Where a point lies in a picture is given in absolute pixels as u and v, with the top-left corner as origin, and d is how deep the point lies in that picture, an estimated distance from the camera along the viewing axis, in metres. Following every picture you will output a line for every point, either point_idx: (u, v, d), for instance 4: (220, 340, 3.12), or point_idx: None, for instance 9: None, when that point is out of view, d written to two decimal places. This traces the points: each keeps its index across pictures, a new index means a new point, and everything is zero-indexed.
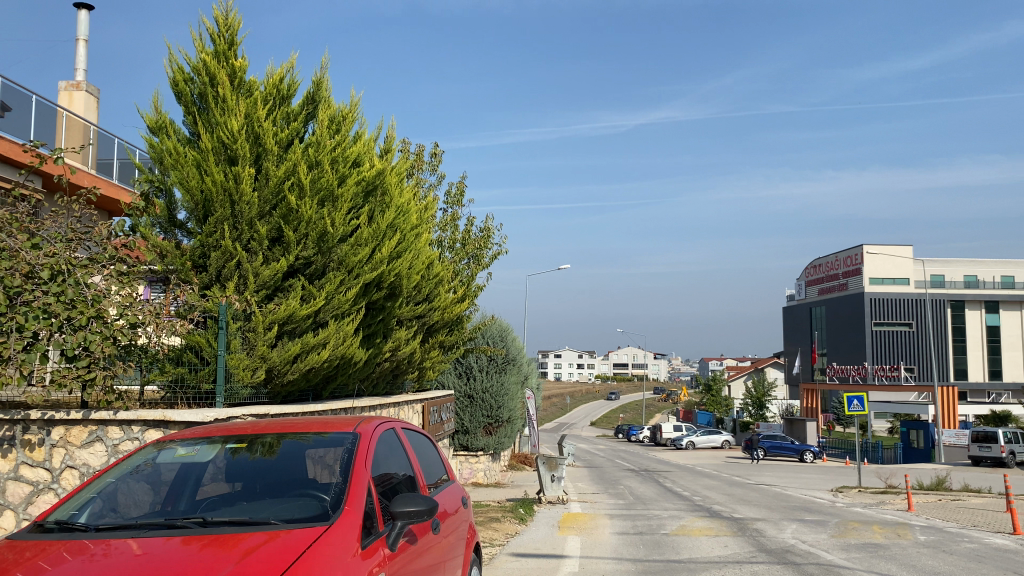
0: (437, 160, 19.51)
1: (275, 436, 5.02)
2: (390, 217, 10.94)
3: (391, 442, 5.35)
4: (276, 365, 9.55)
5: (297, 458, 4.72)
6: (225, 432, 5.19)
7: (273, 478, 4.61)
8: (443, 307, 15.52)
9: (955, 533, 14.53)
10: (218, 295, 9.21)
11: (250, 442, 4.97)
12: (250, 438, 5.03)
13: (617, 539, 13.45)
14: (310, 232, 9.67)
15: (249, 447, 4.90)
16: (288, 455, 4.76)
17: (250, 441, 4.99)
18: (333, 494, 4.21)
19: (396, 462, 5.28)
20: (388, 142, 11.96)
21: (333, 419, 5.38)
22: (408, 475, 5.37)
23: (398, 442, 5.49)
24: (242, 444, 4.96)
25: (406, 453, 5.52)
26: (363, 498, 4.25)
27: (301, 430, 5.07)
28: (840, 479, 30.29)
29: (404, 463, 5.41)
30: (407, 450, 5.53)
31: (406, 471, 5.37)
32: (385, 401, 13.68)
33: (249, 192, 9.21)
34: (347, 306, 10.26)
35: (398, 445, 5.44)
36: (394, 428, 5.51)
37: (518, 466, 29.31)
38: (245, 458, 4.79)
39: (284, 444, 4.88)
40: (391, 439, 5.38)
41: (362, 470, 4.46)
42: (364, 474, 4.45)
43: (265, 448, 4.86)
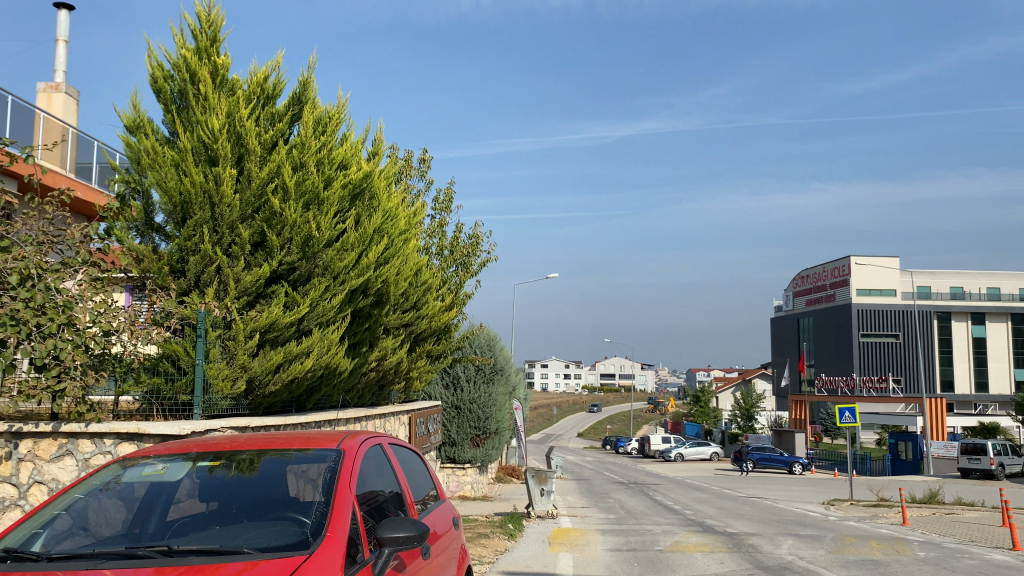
0: (426, 166, 19.18)
1: (252, 451, 4.62)
2: (377, 222, 10.57)
3: (378, 458, 4.97)
4: (257, 375, 9.14)
5: (275, 475, 4.32)
6: (197, 447, 4.78)
7: (248, 497, 4.20)
8: (431, 316, 15.14)
9: (954, 548, 14.26)
10: (197, 301, 8.79)
11: (224, 457, 4.57)
12: (225, 453, 4.62)
13: (610, 556, 13.05)
14: (294, 236, 9.26)
15: (223, 463, 4.50)
16: (266, 472, 4.36)
17: (225, 456, 4.58)
18: (314, 519, 3.81)
19: (383, 480, 4.89)
20: (375, 144, 11.60)
21: (316, 433, 4.98)
22: (395, 494, 4.99)
23: (386, 457, 5.11)
24: (216, 460, 4.55)
25: (394, 469, 5.14)
26: (348, 522, 3.85)
27: (280, 446, 4.67)
28: (832, 492, 30.04)
29: (391, 481, 5.02)
30: (395, 467, 5.15)
31: (393, 490, 4.98)
32: (370, 413, 13.27)
33: (230, 194, 8.82)
34: (332, 313, 9.88)
35: (385, 461, 5.06)
36: (381, 443, 5.13)
37: (506, 478, 28.88)
38: (218, 474, 4.38)
39: (261, 461, 4.49)
40: (378, 454, 4.99)
41: (346, 491, 4.07)
42: (349, 495, 4.06)
43: (240, 464, 4.45)
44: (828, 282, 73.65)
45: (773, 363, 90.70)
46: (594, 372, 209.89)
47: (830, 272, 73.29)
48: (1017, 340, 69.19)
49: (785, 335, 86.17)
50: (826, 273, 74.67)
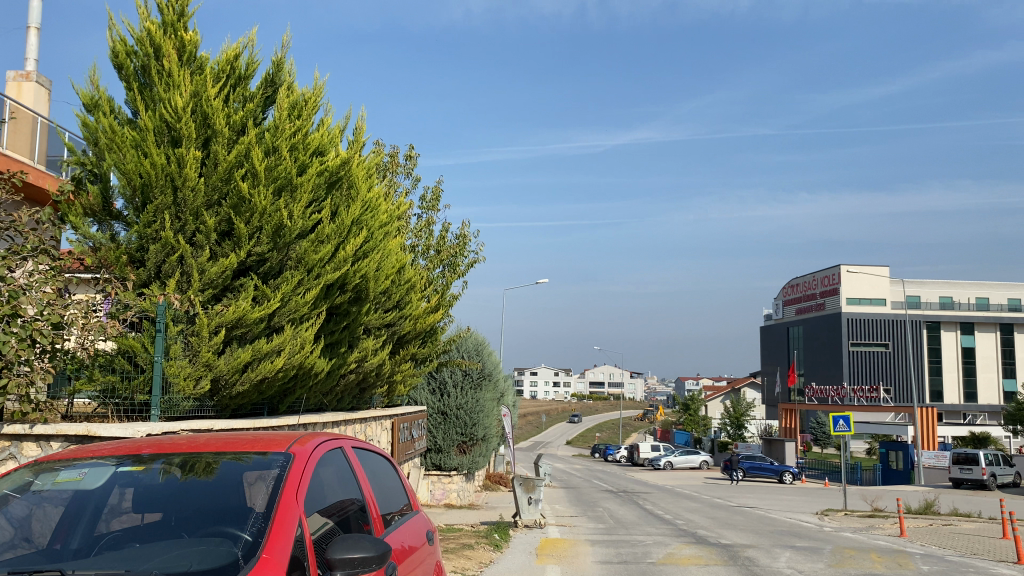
0: (413, 163, 18.50)
1: (190, 453, 3.95)
2: (355, 212, 9.88)
3: (339, 464, 4.30)
4: (223, 374, 8.48)
5: (214, 482, 3.64)
6: (128, 448, 4.10)
7: (180, 506, 3.53)
8: (414, 316, 14.46)
9: (958, 562, 13.68)
10: (156, 293, 8.12)
11: (160, 458, 3.91)
12: (161, 455, 3.95)
13: (600, 569, 12.37)
14: (264, 225, 8.61)
15: (158, 466, 3.84)
16: (207, 476, 3.69)
17: (159, 458, 3.92)
18: (249, 537, 3.17)
19: (343, 489, 4.22)
20: (356, 133, 10.97)
21: (268, 435, 4.31)
22: (358, 505, 4.34)
23: (349, 464, 4.44)
24: (151, 461, 3.89)
25: (359, 478, 4.48)
26: (293, 541, 3.22)
27: (224, 448, 4.00)
28: (825, 501, 29.46)
29: (354, 491, 4.36)
30: (359, 476, 4.49)
31: (356, 502, 4.32)
32: (348, 418, 12.57)
33: (194, 177, 8.15)
34: (305, 309, 9.21)
35: (348, 468, 4.40)
36: (342, 446, 4.46)
37: (493, 486, 28.17)
38: (148, 479, 3.72)
39: (202, 463, 3.82)
40: (338, 460, 4.33)
41: (293, 503, 3.41)
42: (296, 508, 3.40)
43: (184, 465, 3.81)
44: (818, 290, 73.34)
45: (762, 372, 90.33)
46: (583, 379, 209.09)
47: (820, 281, 73.01)
48: (1007, 350, 68.99)
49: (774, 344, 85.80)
50: (816, 282, 74.39)
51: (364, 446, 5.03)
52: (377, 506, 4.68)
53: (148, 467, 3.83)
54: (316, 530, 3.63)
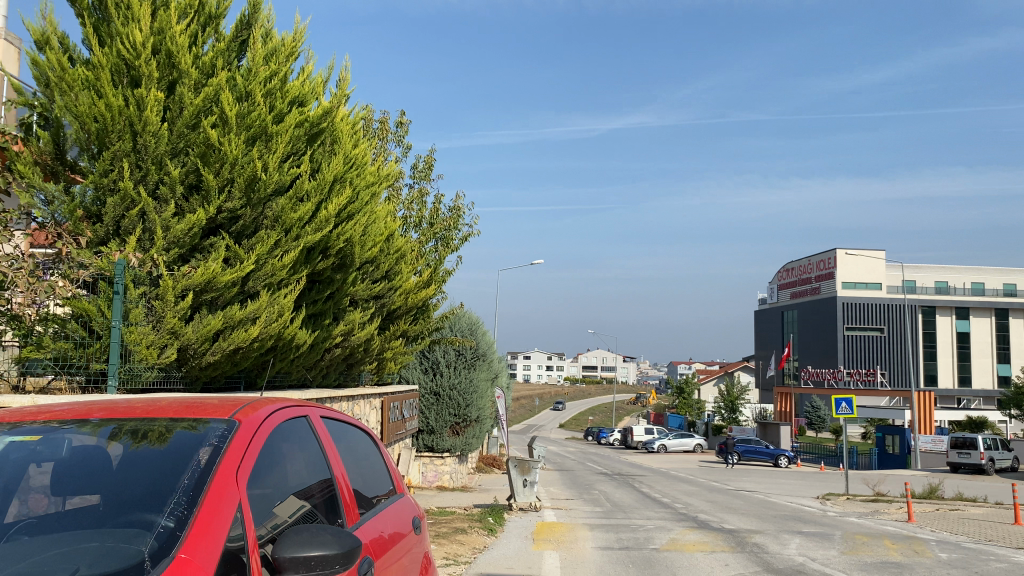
0: (404, 130, 17.56)
1: (136, 420, 3.07)
2: (338, 168, 9.01)
3: (300, 439, 3.45)
4: (191, 343, 7.70)
5: (148, 455, 2.78)
6: (69, 414, 3.23)
7: (105, 486, 2.68)
8: (404, 288, 13.57)
9: (976, 549, 12.96)
10: (115, 251, 7.26)
11: (103, 425, 3.05)
12: (103, 422, 3.09)
13: (601, 556, 11.62)
14: (236, 177, 7.79)
15: (98, 435, 2.97)
16: (151, 447, 2.82)
17: (100, 425, 3.05)
18: (164, 528, 2.36)
19: (303, 470, 3.36)
20: (339, 86, 10.12)
21: (212, 402, 3.44)
22: (325, 486, 3.53)
23: (315, 437, 3.61)
24: (88, 428, 3.02)
25: (326, 453, 3.66)
26: (226, 538, 2.42)
27: (157, 417, 3.13)
28: (825, 486, 28.87)
29: (320, 470, 3.54)
30: (327, 451, 3.66)
31: (320, 487, 3.48)
32: (334, 396, 11.75)
33: (156, 121, 7.30)
34: (283, 273, 8.39)
35: (313, 443, 3.58)
36: (307, 417, 3.62)
37: (486, 468, 27.47)
38: (79, 453, 2.86)
39: (131, 432, 2.95)
40: (301, 432, 3.48)
41: (232, 485, 2.58)
42: (236, 491, 2.58)
43: (133, 433, 2.95)
44: (814, 274, 72.64)
45: (757, 356, 89.88)
46: (576, 364, 208.53)
47: (816, 264, 72.32)
48: (1003, 335, 68.52)
49: (769, 328, 85.27)
50: (811, 266, 73.75)
51: (337, 417, 4.20)
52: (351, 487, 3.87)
53: (88, 436, 2.96)
54: (283, 513, 3.01)
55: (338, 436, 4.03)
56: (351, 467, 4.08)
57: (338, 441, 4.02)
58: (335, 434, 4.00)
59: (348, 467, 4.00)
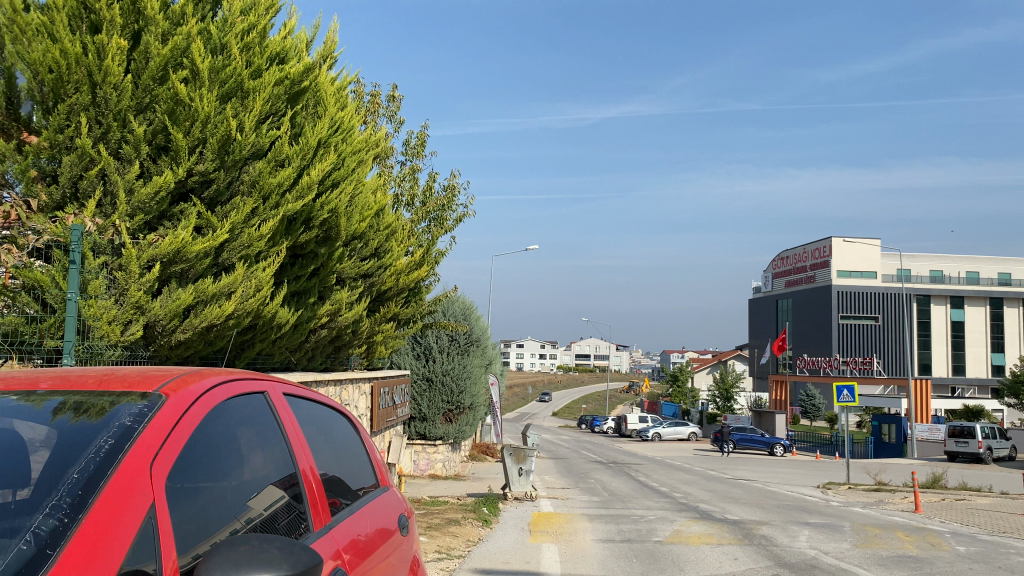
0: (395, 105, 16.79)
1: (88, 392, 2.39)
2: (322, 131, 8.25)
3: (252, 420, 2.76)
4: (159, 318, 7.01)
5: (64, 434, 2.10)
6: (11, 384, 2.54)
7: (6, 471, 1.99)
8: (395, 267, 12.83)
9: (994, 542, 12.37)
10: (72, 215, 6.53)
11: (49, 397, 2.37)
12: (51, 393, 2.41)
13: (603, 549, 10.99)
14: (209, 137, 7.07)
15: (40, 408, 2.30)
16: (84, 425, 2.13)
17: (46, 397, 2.37)
18: (31, 541, 1.68)
19: (253, 457, 2.68)
20: (326, 47, 9.40)
21: (166, 370, 2.75)
22: (284, 481, 2.84)
23: (273, 416, 2.92)
24: (31, 401, 2.35)
25: (288, 438, 2.98)
26: (123, 560, 1.74)
27: (99, 387, 2.43)
28: (825, 474, 28.34)
29: (278, 461, 2.86)
30: (288, 436, 2.97)
31: (278, 478, 2.81)
32: (320, 379, 11.08)
33: (118, 71, 6.55)
34: (261, 243, 7.67)
35: (274, 430, 2.90)
36: (263, 393, 2.94)
37: (480, 456, 26.86)
38: (6, 427, 2.19)
39: (58, 410, 2.26)
40: (253, 410, 2.80)
41: (143, 482, 1.91)
42: (149, 490, 1.91)
43: (80, 405, 2.28)
44: (809, 262, 72.11)
45: (751, 344, 89.46)
46: (570, 351, 207.98)
47: (811, 253, 71.77)
48: (997, 324, 68.17)
49: (763, 317, 84.80)
50: (807, 254, 73.18)
51: (305, 394, 3.51)
52: (322, 483, 3.19)
53: (26, 409, 2.29)
54: (262, 504, 2.63)
55: (306, 419, 3.34)
56: (323, 456, 3.39)
57: (307, 422, 3.33)
58: (302, 416, 3.30)
59: (319, 457, 3.32)
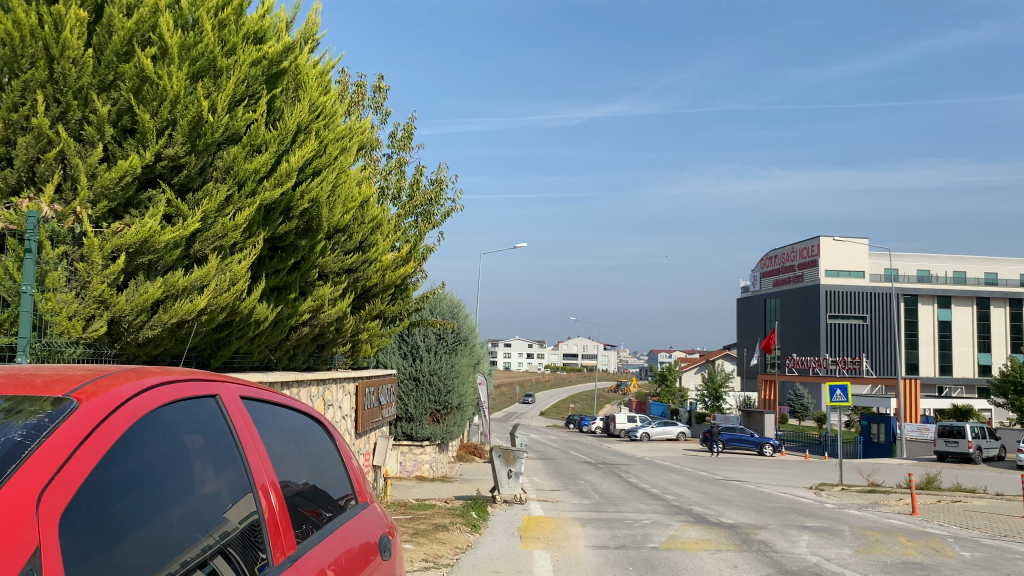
0: (381, 95, 16.28)
1: (9, 392, 1.93)
2: (302, 113, 7.72)
3: (199, 427, 2.28)
4: (124, 313, 6.51)
5: None
6: None
7: None
8: (380, 262, 12.34)
9: (998, 547, 12.02)
10: (27, 199, 6.01)
11: None
12: None
13: (596, 556, 10.56)
14: (179, 117, 6.57)
15: None
16: None
17: None
18: None
19: (199, 474, 2.20)
20: (307, 29, 8.89)
21: (104, 366, 2.27)
22: (239, 498, 2.37)
23: (224, 422, 2.44)
24: None
25: (244, 448, 2.49)
26: None
27: (20, 387, 1.97)
28: (816, 475, 28.04)
29: (231, 477, 2.37)
30: (243, 446, 2.49)
31: (231, 497, 2.33)
32: (302, 379, 10.59)
33: (76, 44, 6.04)
34: (235, 232, 7.16)
35: (228, 441, 2.42)
36: (214, 395, 2.45)
37: (467, 457, 26.38)
38: None
39: None
40: (201, 415, 2.32)
41: (25, 523, 1.47)
42: (30, 532, 1.47)
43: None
44: (798, 261, 71.97)
45: (738, 344, 89.38)
46: (558, 351, 207.72)
47: (799, 252, 71.65)
48: (984, 324, 68.26)
49: (751, 316, 84.71)
50: (795, 253, 73.09)
51: (267, 395, 3.02)
52: (289, 503, 2.71)
53: None
54: (217, 533, 2.16)
55: (268, 424, 2.85)
56: (289, 469, 2.90)
57: (270, 428, 2.84)
58: (265, 421, 2.81)
59: (287, 468, 2.83)
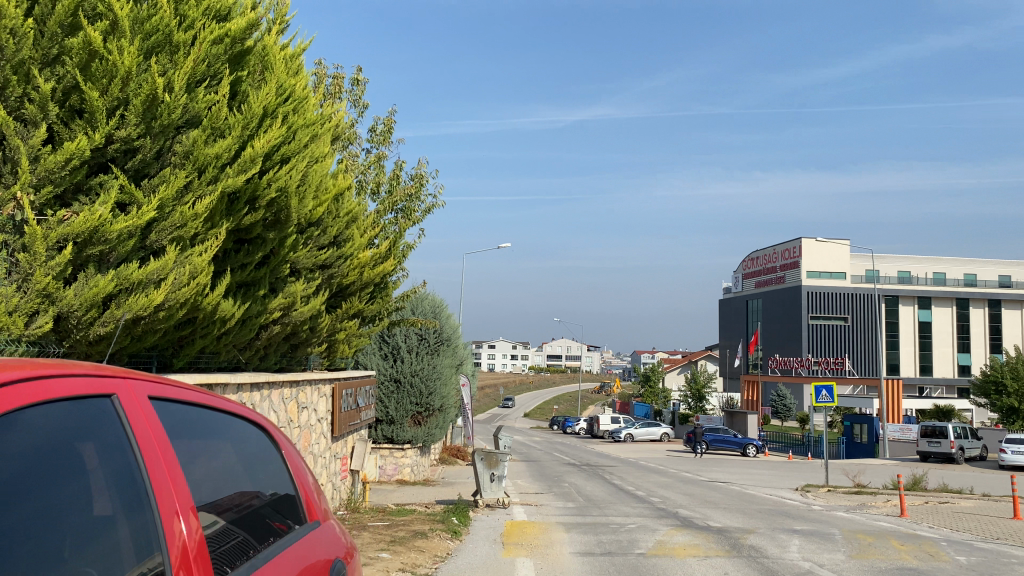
0: (359, 88, 15.79)
1: None
2: (268, 96, 7.25)
3: (83, 431, 1.83)
4: (71, 308, 5.99)
5: None
6: None
7: None
8: (356, 258, 11.84)
9: (992, 551, 11.71)
10: None
11: None
12: None
13: (580, 563, 10.13)
14: (131, 95, 6.09)
15: None
16: None
17: None
18: None
19: (73, 493, 1.75)
20: (278, 11, 8.41)
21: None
22: (136, 530, 1.92)
23: (123, 432, 1.99)
24: None
25: (145, 457, 2.04)
26: None
27: None
28: (802, 476, 27.77)
29: (128, 502, 1.92)
30: (147, 462, 2.03)
31: (124, 524, 1.88)
32: (273, 380, 10.09)
33: (15, 14, 5.53)
34: (195, 222, 6.66)
35: (126, 456, 1.97)
36: (110, 396, 2.00)
37: (450, 460, 25.88)
38: None
39: None
40: (89, 416, 1.88)
41: None
42: None
43: None
44: (780, 262, 71.98)
45: (721, 345, 89.33)
46: (541, 353, 207.35)
47: (781, 253, 71.67)
48: (964, 325, 68.53)
49: (733, 317, 84.79)
50: (778, 254, 73.07)
51: (190, 394, 2.58)
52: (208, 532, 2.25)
53: None
54: None
55: (186, 429, 2.40)
56: (212, 486, 2.44)
57: (188, 432, 2.40)
58: (184, 428, 2.36)
59: (206, 487, 2.38)
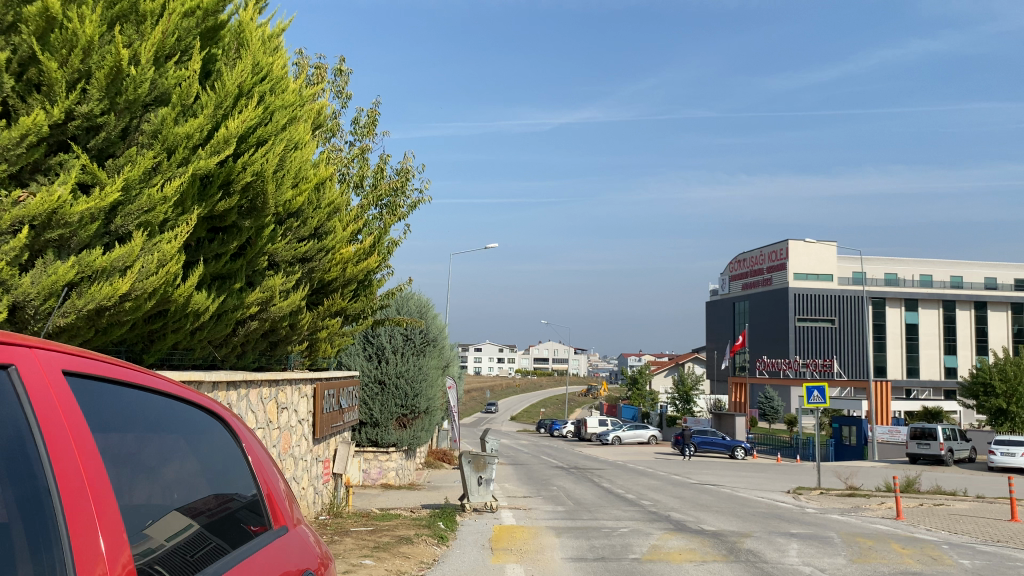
0: (342, 79, 15.33)
1: None
2: (243, 73, 6.82)
3: None
4: (26, 298, 5.50)
5: None
6: None
7: None
8: (338, 252, 11.38)
9: (995, 553, 11.40)
10: None
11: None
12: None
13: (572, 568, 9.71)
14: (93, 68, 5.63)
15: None
16: None
17: None
18: None
19: None
20: None
21: None
22: (39, 554, 1.49)
23: (26, 423, 1.56)
24: None
25: (55, 455, 1.60)
26: None
27: None
28: (792, 479, 27.46)
29: (25, 514, 1.49)
30: (56, 460, 1.60)
31: (19, 548, 1.45)
32: (250, 378, 9.63)
33: None
34: (164, 206, 6.20)
35: (26, 454, 1.54)
36: (10, 373, 1.57)
37: (436, 463, 25.42)
38: None
39: None
40: None
41: None
42: None
43: None
44: (767, 264, 71.88)
45: (708, 348, 89.20)
46: (528, 355, 206.92)
47: (768, 255, 71.58)
48: (950, 327, 68.63)
49: (720, 320, 84.65)
50: (764, 257, 72.99)
51: (127, 376, 2.12)
52: (139, 548, 1.82)
53: None
54: None
55: (119, 420, 1.97)
56: (148, 491, 2.00)
57: (120, 423, 1.96)
58: (112, 420, 1.91)
59: (140, 492, 1.95)
